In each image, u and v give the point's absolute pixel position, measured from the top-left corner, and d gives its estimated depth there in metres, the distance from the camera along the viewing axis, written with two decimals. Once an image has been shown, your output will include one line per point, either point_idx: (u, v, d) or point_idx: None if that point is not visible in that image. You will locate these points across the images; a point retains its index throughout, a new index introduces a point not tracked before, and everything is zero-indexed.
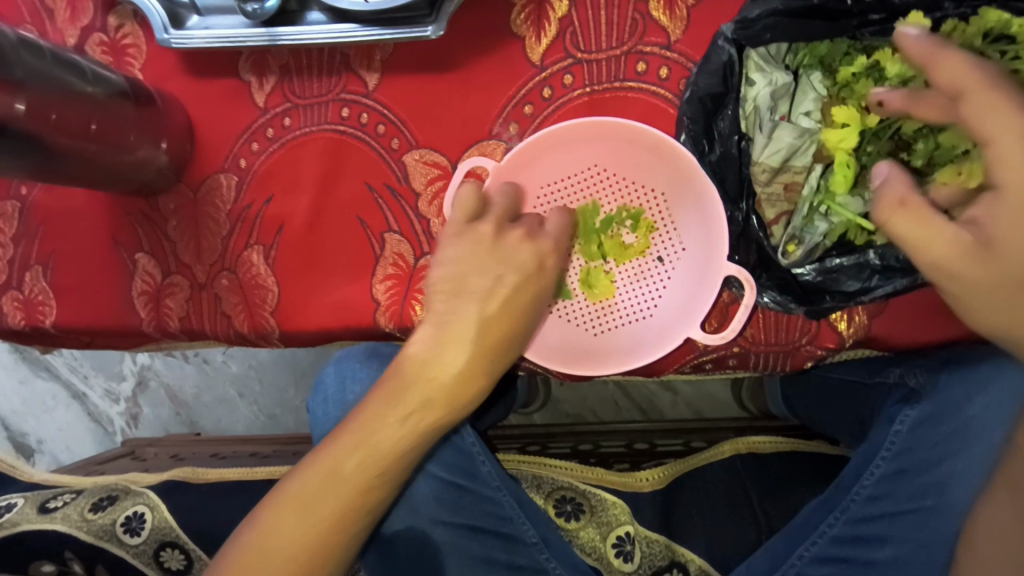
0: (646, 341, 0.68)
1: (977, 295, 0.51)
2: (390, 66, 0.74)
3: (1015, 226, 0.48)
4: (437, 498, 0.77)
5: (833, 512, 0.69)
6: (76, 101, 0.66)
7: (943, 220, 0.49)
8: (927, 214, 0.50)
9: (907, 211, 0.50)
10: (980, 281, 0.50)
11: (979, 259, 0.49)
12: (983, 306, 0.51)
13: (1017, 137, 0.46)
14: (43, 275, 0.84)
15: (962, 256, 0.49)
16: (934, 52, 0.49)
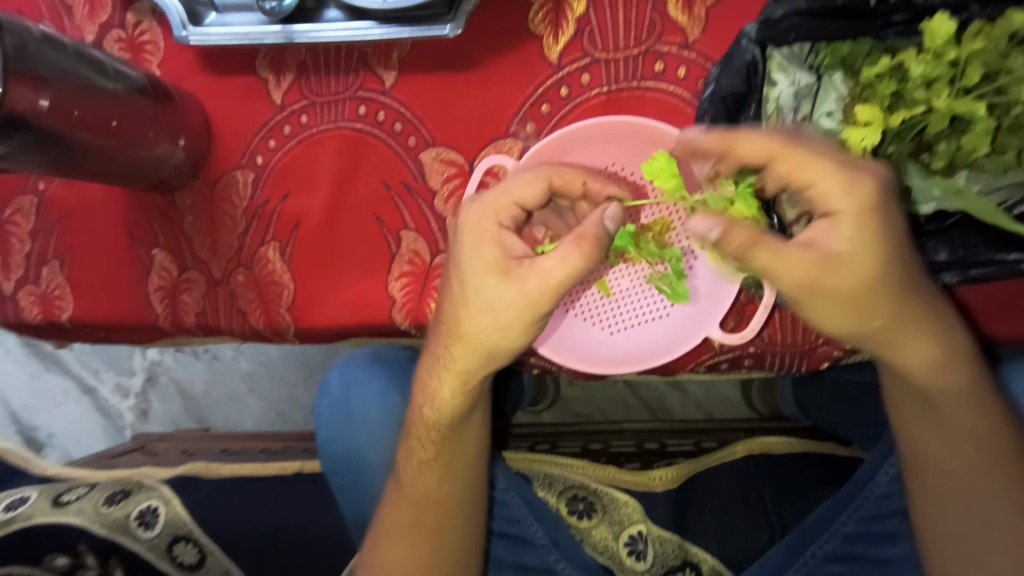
0: (662, 341, 0.67)
1: (869, 314, 0.51)
2: (407, 65, 0.74)
3: (852, 256, 0.49)
4: None
5: (845, 511, 0.68)
6: (98, 97, 0.66)
7: (796, 254, 0.49)
8: (781, 255, 0.48)
9: (759, 254, 0.49)
10: (840, 318, 0.51)
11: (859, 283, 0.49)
12: (880, 339, 0.53)
13: (840, 181, 0.49)
14: (61, 270, 0.85)
15: (818, 286, 0.49)
16: (731, 138, 0.52)
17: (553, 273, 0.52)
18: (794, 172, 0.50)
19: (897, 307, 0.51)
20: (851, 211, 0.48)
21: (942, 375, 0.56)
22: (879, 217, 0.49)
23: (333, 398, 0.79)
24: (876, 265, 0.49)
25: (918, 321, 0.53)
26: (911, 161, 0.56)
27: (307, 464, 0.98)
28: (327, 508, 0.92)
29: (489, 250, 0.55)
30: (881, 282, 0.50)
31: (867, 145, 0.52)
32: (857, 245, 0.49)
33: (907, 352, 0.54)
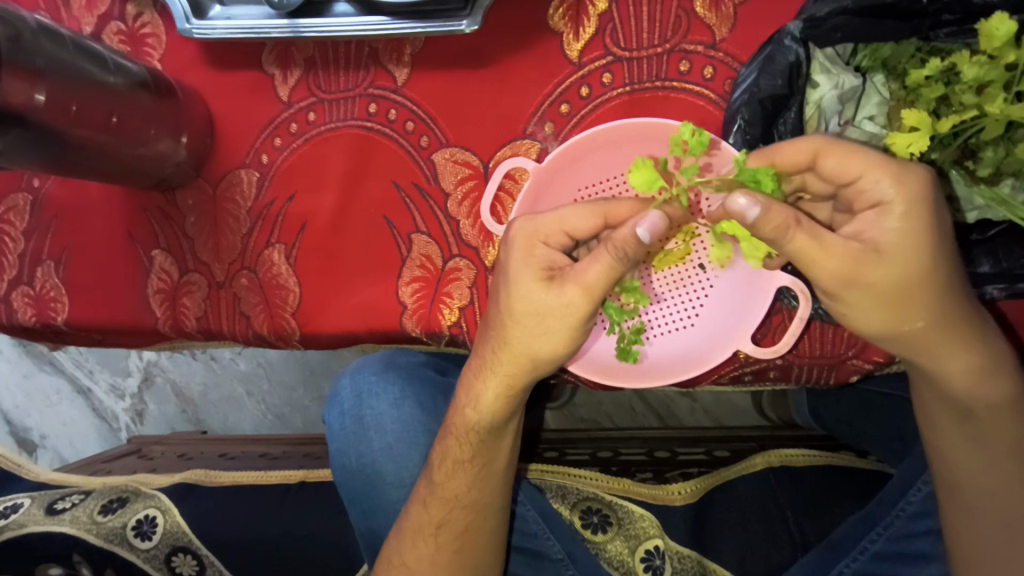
0: (689, 353, 0.66)
1: (912, 316, 0.48)
2: (421, 62, 0.71)
3: (901, 251, 0.46)
4: None
5: (873, 528, 0.65)
6: (97, 92, 0.63)
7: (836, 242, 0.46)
8: (819, 243, 0.46)
9: (799, 238, 0.46)
10: (877, 319, 0.48)
11: (904, 282, 0.46)
12: (918, 346, 0.50)
13: (881, 172, 0.46)
14: (56, 270, 0.82)
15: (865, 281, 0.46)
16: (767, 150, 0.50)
17: (587, 274, 0.51)
18: (841, 168, 0.47)
19: (944, 312, 0.48)
20: (905, 205, 0.45)
21: (982, 386, 0.52)
22: (930, 214, 0.45)
23: (345, 406, 0.77)
24: (926, 265, 0.46)
25: (962, 330, 0.50)
26: (953, 167, 0.55)
27: (310, 472, 0.95)
28: (330, 518, 0.89)
29: (535, 261, 0.53)
30: (929, 284, 0.47)
31: (914, 150, 0.51)
32: (908, 242, 0.46)
33: (949, 360, 0.51)
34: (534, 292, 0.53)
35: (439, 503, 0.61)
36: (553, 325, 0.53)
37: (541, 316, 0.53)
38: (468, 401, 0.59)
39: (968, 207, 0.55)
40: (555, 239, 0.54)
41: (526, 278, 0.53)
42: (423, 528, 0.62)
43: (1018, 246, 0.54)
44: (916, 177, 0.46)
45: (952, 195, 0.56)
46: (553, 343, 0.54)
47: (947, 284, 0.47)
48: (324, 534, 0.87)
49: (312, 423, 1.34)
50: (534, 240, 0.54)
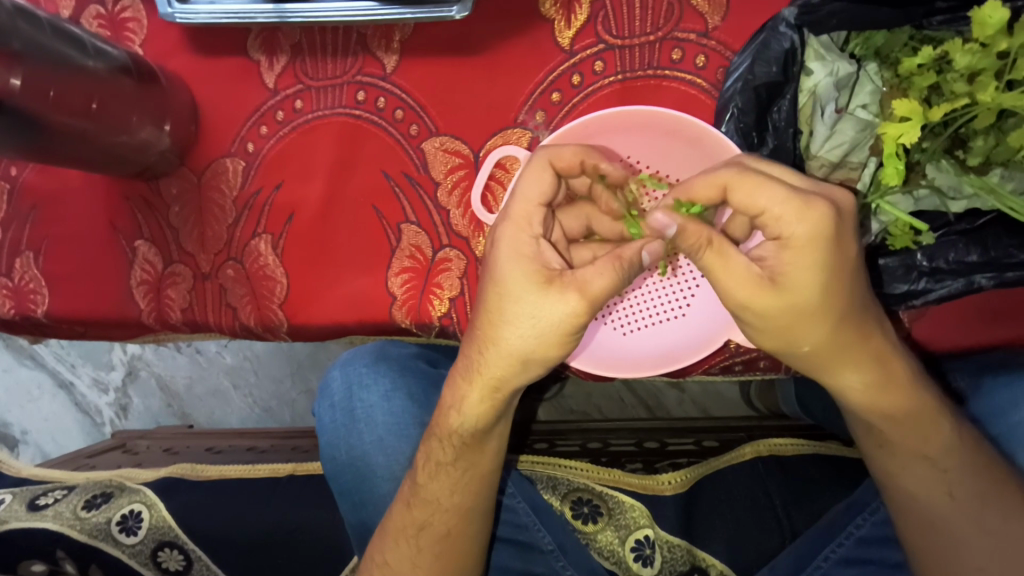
0: (678, 343, 0.65)
1: (799, 336, 0.47)
2: (409, 48, 0.70)
3: (797, 284, 0.45)
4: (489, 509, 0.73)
5: (861, 513, 0.65)
6: (76, 76, 0.61)
7: (743, 268, 0.46)
8: (723, 269, 0.46)
9: (708, 256, 0.46)
10: (772, 339, 0.48)
11: (794, 313, 0.46)
12: (820, 363, 0.49)
13: (780, 203, 0.44)
14: (34, 261, 0.80)
15: (746, 304, 0.46)
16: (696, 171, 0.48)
17: (592, 282, 0.49)
18: (749, 198, 0.45)
19: (835, 333, 0.47)
20: (802, 238, 0.44)
21: (890, 401, 0.51)
22: (835, 245, 0.44)
23: (335, 399, 0.76)
24: (817, 297, 0.45)
25: (856, 353, 0.49)
26: (943, 157, 0.55)
27: (299, 465, 0.94)
28: (320, 510, 0.88)
29: (529, 263, 0.51)
30: (822, 315, 0.46)
31: (905, 141, 0.52)
32: (805, 273, 0.44)
33: (851, 375, 0.50)
34: (526, 290, 0.50)
35: (420, 506, 0.61)
36: (547, 329, 0.50)
37: (535, 320, 0.50)
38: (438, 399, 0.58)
39: (956, 196, 0.55)
40: (536, 219, 0.52)
41: (520, 283, 0.50)
42: (403, 527, 0.61)
43: (1005, 235, 0.55)
44: (820, 206, 0.43)
45: (940, 185, 0.55)
46: (546, 345, 0.50)
47: (835, 309, 0.46)
48: (313, 527, 0.87)
49: (301, 416, 1.32)
50: (519, 228, 0.52)
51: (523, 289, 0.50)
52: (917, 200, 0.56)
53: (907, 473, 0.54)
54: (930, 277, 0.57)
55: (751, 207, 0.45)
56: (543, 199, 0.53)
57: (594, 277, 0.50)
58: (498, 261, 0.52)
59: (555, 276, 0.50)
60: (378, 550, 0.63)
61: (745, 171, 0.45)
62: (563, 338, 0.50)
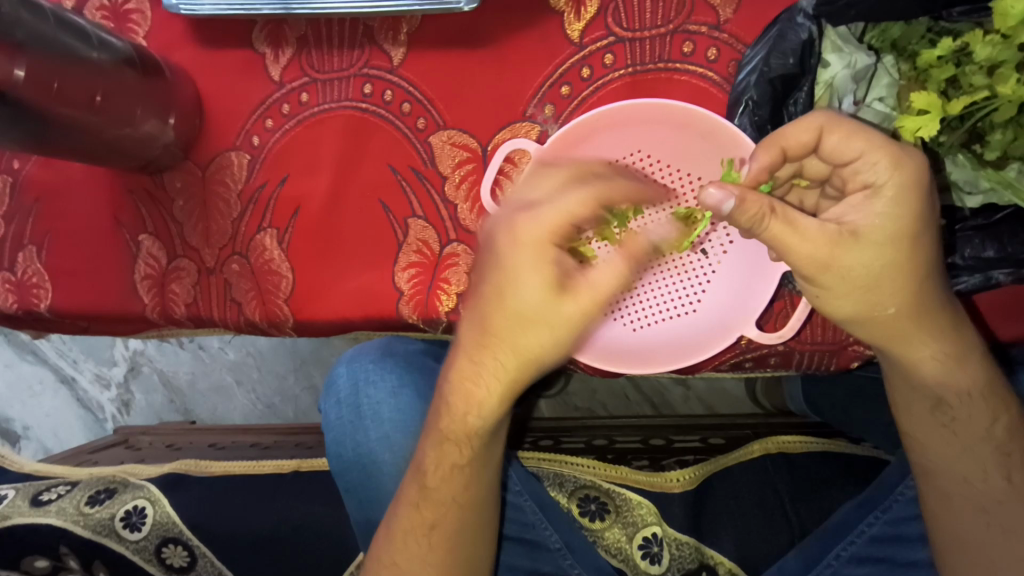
0: (687, 340, 0.64)
1: (884, 297, 0.47)
2: (416, 41, 0.70)
3: (875, 237, 0.45)
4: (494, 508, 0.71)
5: (872, 512, 0.64)
6: (80, 68, 0.61)
7: (815, 225, 0.45)
8: (795, 229, 0.44)
9: (772, 225, 0.44)
10: (855, 305, 0.47)
11: (882, 269, 0.46)
12: (897, 332, 0.49)
13: (884, 155, 0.45)
14: (37, 256, 0.79)
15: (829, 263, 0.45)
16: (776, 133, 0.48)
17: (603, 284, 0.51)
18: (842, 144, 0.46)
19: (916, 297, 0.47)
20: (889, 183, 0.45)
21: (959, 379, 0.51)
22: (919, 200, 0.45)
23: (341, 396, 0.76)
24: (904, 254, 0.46)
25: (934, 318, 0.49)
26: (960, 151, 0.55)
27: (303, 462, 0.93)
28: (325, 507, 0.88)
29: (548, 270, 0.49)
30: (909, 274, 0.46)
31: (924, 134, 0.51)
32: (892, 219, 0.45)
33: (925, 346, 0.50)
34: (540, 302, 0.49)
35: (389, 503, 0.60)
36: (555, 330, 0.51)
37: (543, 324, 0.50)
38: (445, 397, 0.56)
39: (972, 191, 0.55)
40: (560, 234, 0.50)
41: (544, 298, 0.49)
42: (413, 529, 0.59)
43: (1022, 229, 0.54)
44: (913, 162, 0.45)
45: (955, 180, 0.55)
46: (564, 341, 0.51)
47: (921, 268, 0.46)
48: (318, 523, 0.86)
49: (304, 412, 1.32)
50: (542, 237, 0.49)
51: (528, 293, 0.49)
52: None
53: (966, 455, 0.53)
54: (945, 273, 0.57)
55: (849, 154, 0.46)
56: (571, 217, 0.50)
57: (600, 274, 0.51)
58: (515, 261, 0.50)
59: (568, 280, 0.50)
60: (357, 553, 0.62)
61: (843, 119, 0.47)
62: (557, 341, 0.51)
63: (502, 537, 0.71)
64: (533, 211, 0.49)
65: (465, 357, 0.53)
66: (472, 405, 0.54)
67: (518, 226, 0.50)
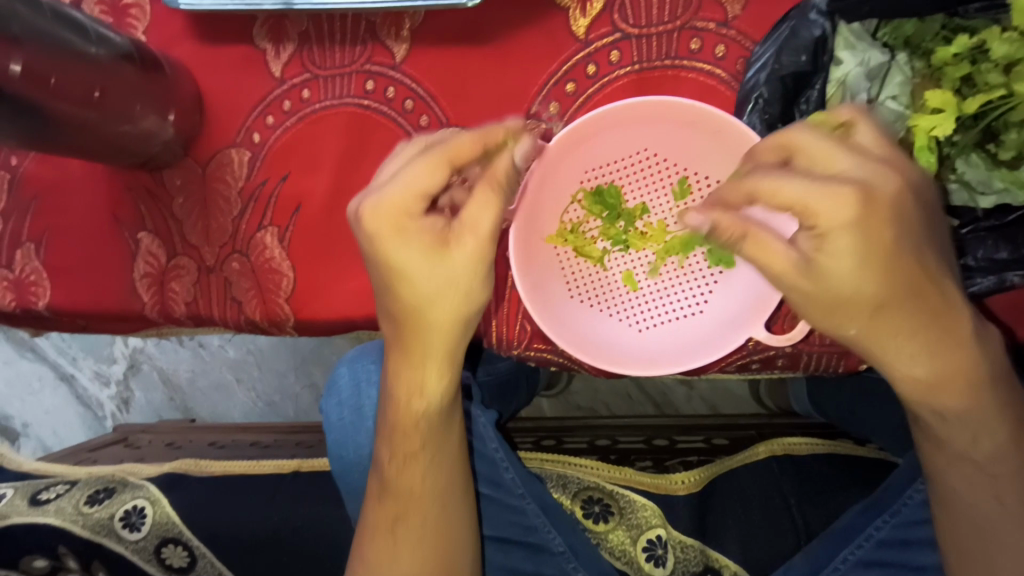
0: (694, 339, 0.63)
1: (844, 322, 0.46)
2: (420, 37, 0.69)
3: (836, 264, 0.44)
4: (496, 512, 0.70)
5: (880, 515, 0.63)
6: (78, 63, 0.60)
7: (782, 249, 0.45)
8: (763, 251, 0.46)
9: (747, 247, 0.47)
10: (827, 320, 0.47)
11: (848, 292, 0.45)
12: (871, 347, 0.48)
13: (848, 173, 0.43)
14: (35, 253, 0.78)
15: (787, 288, 0.47)
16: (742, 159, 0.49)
17: (481, 221, 0.50)
18: (777, 192, 0.42)
19: (883, 317, 0.46)
20: (845, 218, 0.42)
21: (947, 393, 0.49)
22: (865, 230, 0.42)
23: (343, 396, 0.75)
24: (860, 293, 0.44)
25: (915, 337, 0.47)
26: (973, 151, 0.54)
27: (304, 461, 0.93)
28: (326, 507, 0.87)
29: (422, 235, 0.49)
30: (873, 301, 0.45)
31: (938, 134, 0.50)
32: (848, 257, 0.43)
33: (903, 363, 0.48)
34: (427, 267, 0.50)
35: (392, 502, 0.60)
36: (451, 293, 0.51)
37: (448, 285, 0.51)
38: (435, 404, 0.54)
39: (986, 191, 0.53)
40: (416, 207, 0.49)
41: (422, 263, 0.50)
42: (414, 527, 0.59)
43: None
44: (891, 184, 0.43)
45: (971, 180, 0.54)
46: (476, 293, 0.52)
47: (883, 293, 0.44)
48: (319, 523, 0.86)
49: (305, 411, 1.31)
50: (397, 215, 0.49)
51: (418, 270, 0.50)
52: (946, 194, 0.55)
53: (955, 469, 0.52)
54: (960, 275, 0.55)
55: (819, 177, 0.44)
56: (422, 186, 0.48)
57: (479, 214, 0.51)
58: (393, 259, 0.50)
59: (449, 235, 0.50)
60: (355, 556, 0.61)
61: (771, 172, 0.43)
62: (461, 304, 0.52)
63: (485, 536, 0.70)
64: (376, 194, 0.48)
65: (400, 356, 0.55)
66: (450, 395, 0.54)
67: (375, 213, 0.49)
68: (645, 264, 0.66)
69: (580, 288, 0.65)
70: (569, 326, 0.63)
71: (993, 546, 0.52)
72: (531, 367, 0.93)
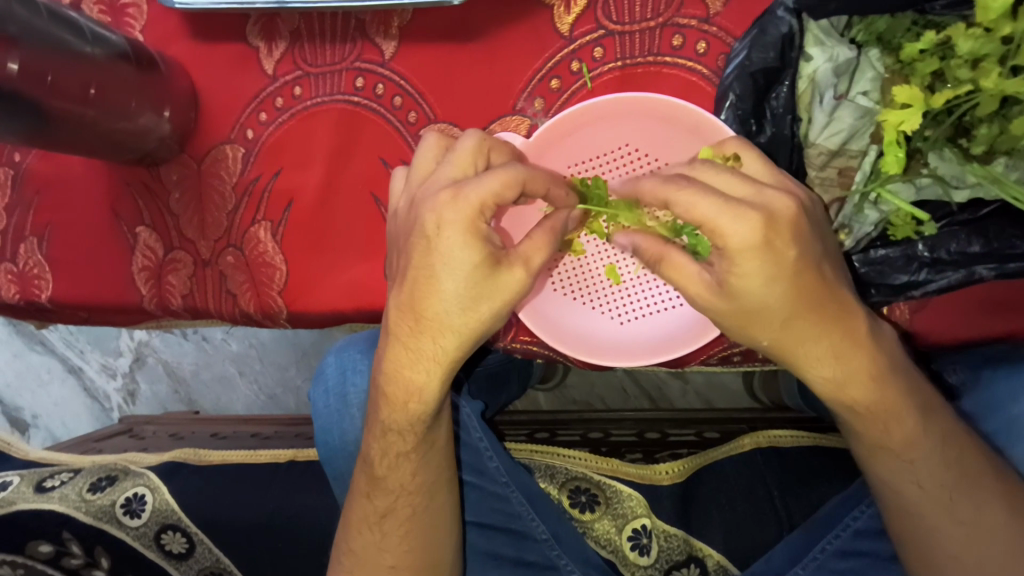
0: (676, 332, 0.63)
1: (756, 334, 0.47)
2: (408, 34, 0.70)
3: (737, 288, 0.44)
4: (481, 501, 0.71)
5: (859, 506, 0.64)
6: (74, 61, 0.62)
7: (696, 276, 0.46)
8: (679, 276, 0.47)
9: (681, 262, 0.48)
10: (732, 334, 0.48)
11: (747, 311, 0.45)
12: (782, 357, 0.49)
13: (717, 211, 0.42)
14: (38, 247, 0.81)
15: (703, 306, 0.47)
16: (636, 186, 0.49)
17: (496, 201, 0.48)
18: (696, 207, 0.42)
19: (787, 330, 0.46)
20: (742, 247, 0.42)
21: (855, 391, 0.50)
22: (769, 252, 0.42)
23: (329, 384, 0.77)
24: (767, 296, 0.44)
25: (818, 346, 0.48)
26: (946, 146, 0.54)
27: (300, 451, 0.95)
28: (321, 495, 0.89)
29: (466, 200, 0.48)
30: (782, 311, 0.45)
31: (906, 128, 0.50)
32: (751, 276, 0.43)
33: (814, 367, 0.49)
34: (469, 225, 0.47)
35: (383, 494, 0.61)
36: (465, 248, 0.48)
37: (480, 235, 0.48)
38: (415, 394, 0.55)
39: (959, 185, 0.54)
40: (489, 212, 0.48)
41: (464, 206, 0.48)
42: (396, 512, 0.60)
43: (1009, 227, 0.54)
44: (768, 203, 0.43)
45: (944, 175, 0.54)
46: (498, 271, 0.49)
47: (788, 303, 0.45)
48: (314, 511, 0.88)
49: (305, 403, 1.33)
50: (470, 216, 0.47)
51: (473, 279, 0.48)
52: (919, 189, 0.55)
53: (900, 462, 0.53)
54: (930, 269, 0.56)
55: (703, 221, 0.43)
56: (497, 197, 0.48)
57: (534, 253, 0.50)
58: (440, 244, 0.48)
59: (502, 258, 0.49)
60: (344, 539, 0.64)
61: (686, 185, 0.43)
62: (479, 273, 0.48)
63: (467, 523, 0.71)
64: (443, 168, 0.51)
65: (399, 345, 0.53)
66: (412, 391, 0.54)
67: (443, 209, 0.47)
68: (628, 258, 0.66)
69: (563, 281, 0.66)
70: (544, 315, 0.65)
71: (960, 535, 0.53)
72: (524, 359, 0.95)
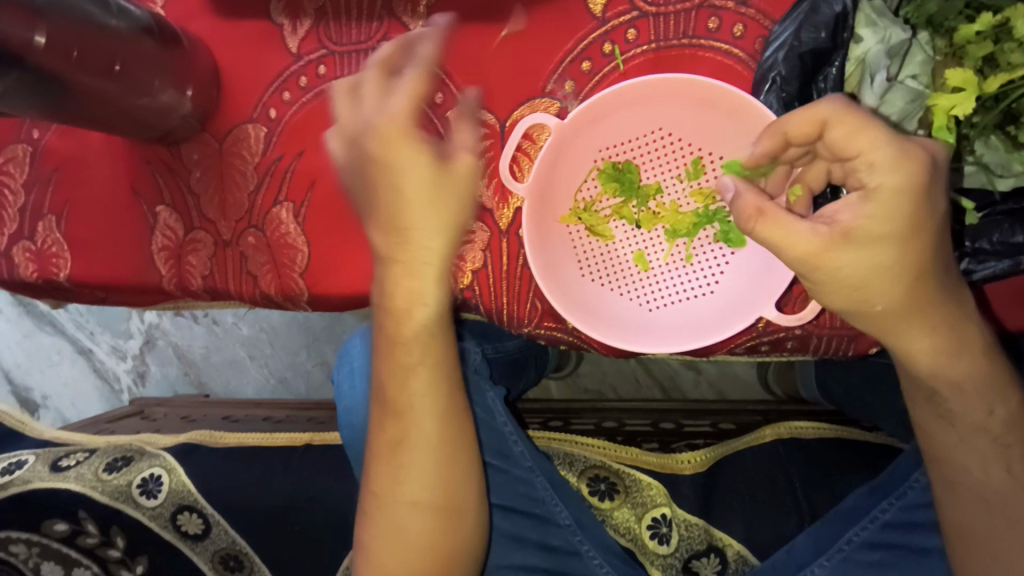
0: (706, 322, 0.63)
1: (872, 293, 0.44)
2: (436, 13, 0.69)
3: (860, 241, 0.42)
4: (506, 485, 0.69)
5: (886, 498, 0.63)
6: (98, 33, 0.61)
7: (803, 230, 0.43)
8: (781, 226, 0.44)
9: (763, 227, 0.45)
10: (838, 297, 0.46)
11: (864, 269, 0.43)
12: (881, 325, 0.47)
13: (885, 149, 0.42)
14: (56, 226, 0.80)
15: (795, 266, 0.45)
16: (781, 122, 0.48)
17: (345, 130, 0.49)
18: (846, 141, 0.43)
19: (907, 292, 0.44)
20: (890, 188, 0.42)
21: (958, 365, 0.48)
22: (914, 199, 0.42)
23: (354, 365, 0.77)
24: (865, 246, 0.43)
25: (933, 312, 0.46)
26: (993, 133, 0.54)
27: (316, 435, 0.94)
28: (337, 480, 0.89)
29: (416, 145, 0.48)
30: (894, 273, 0.43)
31: (958, 112, 0.50)
32: (884, 221, 0.42)
33: (904, 339, 0.47)
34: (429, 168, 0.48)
35: None
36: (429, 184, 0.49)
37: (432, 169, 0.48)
38: None
39: (1004, 174, 0.53)
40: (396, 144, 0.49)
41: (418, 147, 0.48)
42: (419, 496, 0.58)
43: None
44: (918, 158, 0.42)
45: (987, 163, 0.54)
46: None
47: (910, 264, 0.43)
48: (330, 495, 0.87)
49: (316, 388, 1.33)
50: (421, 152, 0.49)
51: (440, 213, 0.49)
52: (963, 176, 0.55)
53: (938, 449, 0.52)
54: (972, 258, 0.55)
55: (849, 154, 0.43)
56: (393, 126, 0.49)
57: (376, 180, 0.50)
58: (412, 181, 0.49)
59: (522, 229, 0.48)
60: None
61: (851, 115, 0.43)
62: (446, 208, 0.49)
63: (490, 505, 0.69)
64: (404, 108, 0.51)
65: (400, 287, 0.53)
66: None
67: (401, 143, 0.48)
68: (657, 244, 0.66)
69: (592, 268, 0.66)
70: (576, 298, 0.64)
71: (996, 528, 0.52)
72: (543, 346, 0.95)
